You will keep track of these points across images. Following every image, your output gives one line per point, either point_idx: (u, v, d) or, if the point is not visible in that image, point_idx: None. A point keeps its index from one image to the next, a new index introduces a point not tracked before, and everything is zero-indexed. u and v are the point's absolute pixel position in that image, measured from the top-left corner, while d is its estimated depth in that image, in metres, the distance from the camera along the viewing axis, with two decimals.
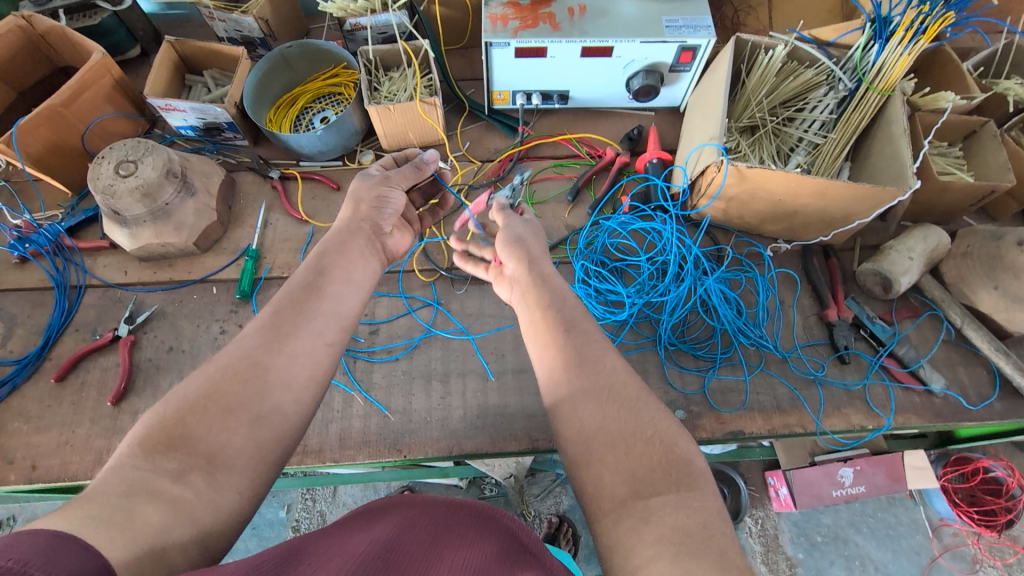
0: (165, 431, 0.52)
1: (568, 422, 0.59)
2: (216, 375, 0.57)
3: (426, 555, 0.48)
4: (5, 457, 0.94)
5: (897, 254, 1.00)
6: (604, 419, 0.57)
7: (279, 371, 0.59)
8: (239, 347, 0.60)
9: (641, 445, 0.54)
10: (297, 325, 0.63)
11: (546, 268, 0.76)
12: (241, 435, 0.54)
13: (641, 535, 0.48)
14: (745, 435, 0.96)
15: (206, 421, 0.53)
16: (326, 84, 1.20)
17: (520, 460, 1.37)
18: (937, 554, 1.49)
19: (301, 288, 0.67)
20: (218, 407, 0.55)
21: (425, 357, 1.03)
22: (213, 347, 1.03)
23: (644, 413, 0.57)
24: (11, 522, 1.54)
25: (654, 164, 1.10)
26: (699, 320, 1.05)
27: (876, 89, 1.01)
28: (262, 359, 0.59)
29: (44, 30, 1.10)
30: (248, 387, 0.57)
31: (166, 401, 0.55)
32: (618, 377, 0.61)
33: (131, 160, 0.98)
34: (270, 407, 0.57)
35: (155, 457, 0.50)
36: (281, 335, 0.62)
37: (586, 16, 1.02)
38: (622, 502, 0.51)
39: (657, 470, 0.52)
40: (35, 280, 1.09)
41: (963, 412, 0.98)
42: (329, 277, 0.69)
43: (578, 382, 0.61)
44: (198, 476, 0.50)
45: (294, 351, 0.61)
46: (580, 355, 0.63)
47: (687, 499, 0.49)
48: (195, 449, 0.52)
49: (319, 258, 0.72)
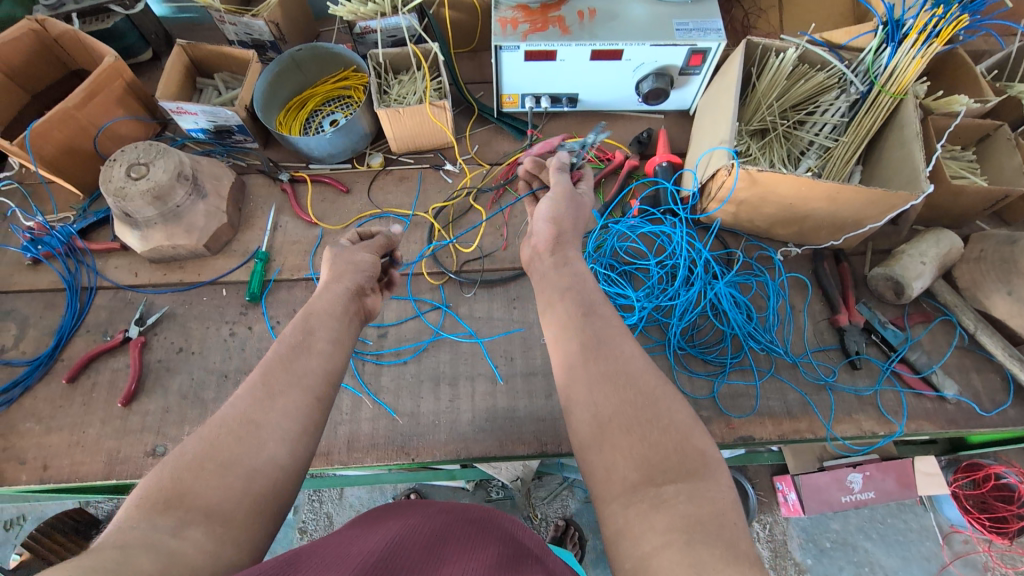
0: (161, 492, 0.50)
1: (581, 410, 0.58)
2: (211, 435, 0.55)
3: (429, 559, 0.48)
4: (17, 457, 0.95)
5: (910, 259, 0.99)
6: (620, 404, 0.56)
7: (273, 426, 0.57)
8: (231, 406, 0.58)
9: (657, 433, 0.54)
10: (285, 382, 0.61)
11: (569, 254, 0.78)
12: (234, 491, 0.52)
13: (651, 522, 0.47)
14: (755, 441, 0.96)
15: (202, 480, 0.52)
16: (336, 87, 1.20)
17: (526, 463, 1.36)
18: (948, 561, 1.48)
19: (290, 347, 0.65)
20: (215, 464, 0.53)
21: (434, 360, 1.03)
22: (222, 348, 1.03)
23: (661, 402, 0.56)
24: (22, 522, 1.55)
25: (664, 167, 1.09)
26: (709, 324, 1.05)
27: (888, 92, 1.00)
28: (255, 415, 0.57)
29: (58, 33, 1.11)
30: (243, 443, 0.55)
31: (162, 465, 0.53)
32: (637, 364, 0.60)
33: (143, 162, 0.99)
34: (262, 462, 0.55)
35: (152, 517, 0.47)
36: (271, 394, 0.60)
37: (595, 19, 1.02)
38: (633, 486, 0.50)
39: (671, 458, 0.52)
40: (47, 282, 1.10)
41: (977, 418, 0.97)
42: (317, 333, 0.68)
43: (593, 367, 0.60)
44: (197, 530, 0.47)
45: (286, 408, 0.59)
46: (598, 338, 0.63)
47: (701, 490, 0.49)
48: (191, 506, 0.49)
49: (308, 312, 0.71)
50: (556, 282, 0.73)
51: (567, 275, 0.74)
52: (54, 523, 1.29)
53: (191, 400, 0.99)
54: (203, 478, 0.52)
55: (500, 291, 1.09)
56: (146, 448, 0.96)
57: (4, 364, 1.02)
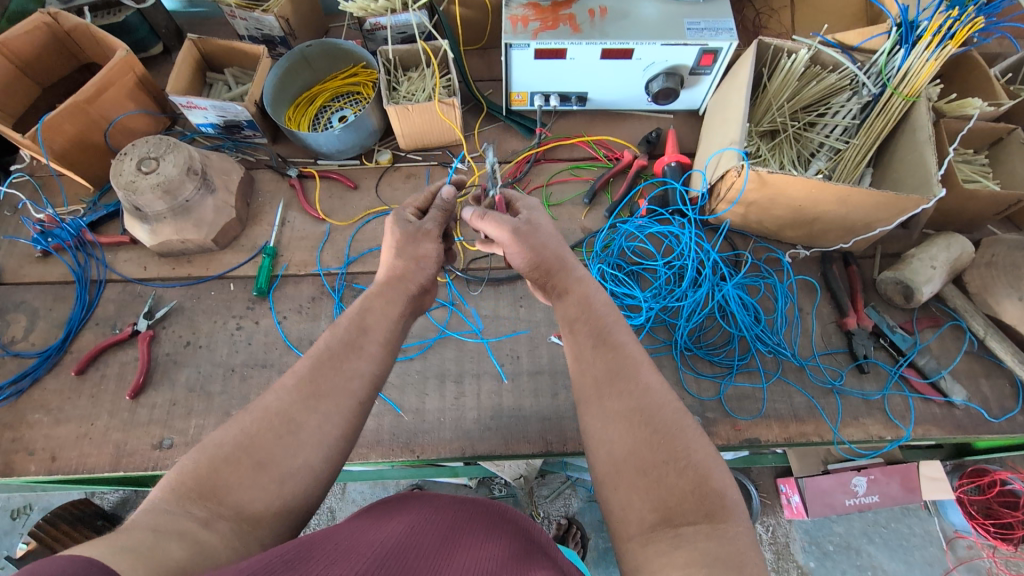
0: (195, 479, 0.52)
1: (597, 447, 0.58)
2: (251, 427, 0.56)
3: (441, 550, 0.48)
4: (26, 448, 0.96)
5: (920, 262, 0.99)
6: (635, 444, 0.56)
7: (313, 429, 0.57)
8: (273, 398, 0.58)
9: (672, 475, 0.53)
10: (333, 384, 0.61)
11: (580, 273, 0.74)
12: (269, 493, 0.53)
13: (671, 558, 0.47)
14: (760, 444, 0.95)
15: (237, 476, 0.53)
16: (345, 83, 1.20)
17: (529, 461, 1.37)
18: (951, 566, 1.47)
19: (342, 345, 0.64)
20: (251, 462, 0.54)
21: (440, 357, 1.03)
22: (229, 342, 1.04)
23: (678, 442, 0.55)
24: (28, 510, 1.56)
25: (672, 167, 1.07)
26: (716, 325, 1.04)
27: (901, 94, 0.99)
28: (287, 412, 0.57)
29: (70, 27, 1.12)
30: (280, 442, 0.56)
31: (195, 450, 0.55)
32: (654, 397, 0.59)
33: (153, 157, 0.99)
34: (297, 466, 0.55)
35: (185, 503, 0.50)
36: (318, 393, 0.59)
37: (606, 18, 1.01)
38: (651, 527, 0.50)
39: (688, 499, 0.51)
40: (57, 274, 1.10)
41: (985, 424, 0.96)
42: (369, 334, 0.67)
43: (608, 403, 0.60)
44: (225, 523, 0.50)
45: (328, 411, 0.59)
46: (611, 370, 0.62)
47: (720, 530, 0.48)
48: (223, 501, 0.51)
49: (362, 309, 0.69)
50: (567, 311, 0.71)
51: (575, 300, 0.72)
52: (61, 513, 1.30)
53: (198, 394, 1.00)
54: (234, 475, 0.53)
55: (507, 289, 1.09)
56: (153, 441, 0.96)
57: (14, 355, 1.03)
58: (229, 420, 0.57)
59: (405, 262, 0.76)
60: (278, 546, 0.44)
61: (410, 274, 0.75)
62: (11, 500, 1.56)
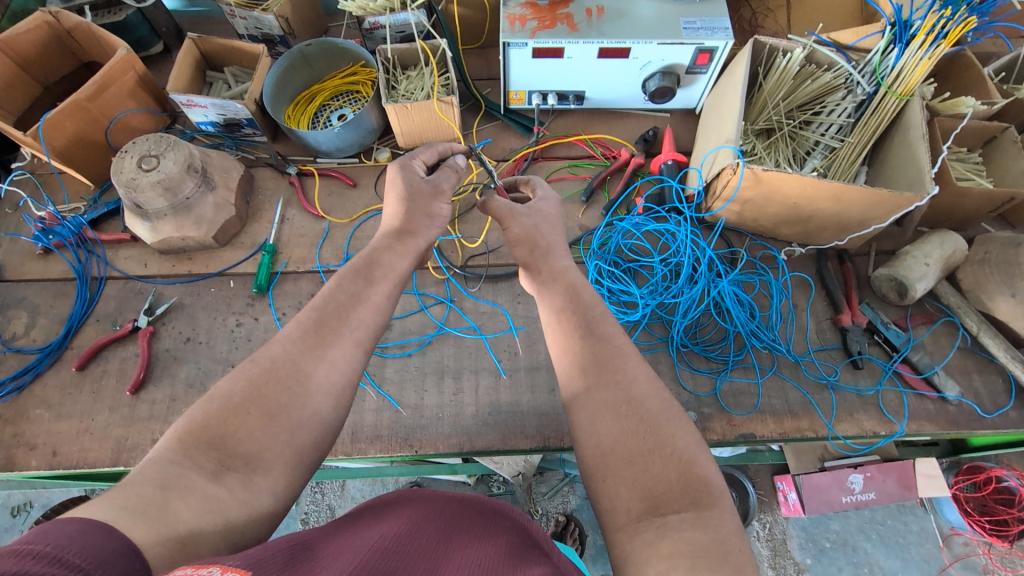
0: (204, 430, 0.52)
1: (586, 436, 0.58)
2: (258, 376, 0.56)
3: (439, 546, 0.49)
4: (27, 442, 0.97)
5: (914, 260, 1.00)
6: (621, 435, 0.56)
7: (320, 378, 0.58)
8: (281, 349, 0.59)
9: (659, 463, 0.54)
10: (339, 333, 0.62)
11: (566, 266, 0.76)
12: (280, 442, 0.54)
13: (656, 548, 0.48)
14: (756, 438, 0.96)
15: (247, 426, 0.53)
16: (344, 82, 1.21)
17: (527, 459, 1.38)
18: (947, 563, 1.48)
19: (346, 295, 0.65)
20: (261, 412, 0.54)
21: (438, 353, 1.04)
22: (229, 339, 1.05)
23: (665, 429, 0.56)
24: (28, 509, 1.57)
25: (670, 165, 1.09)
26: (712, 322, 1.05)
27: (894, 93, 1.00)
28: (303, 365, 0.58)
29: (71, 25, 1.13)
30: (289, 392, 0.56)
31: (201, 400, 0.55)
32: (640, 388, 0.60)
33: (153, 154, 1.00)
34: (307, 415, 0.56)
35: (193, 454, 0.50)
36: (322, 342, 0.60)
37: (603, 17, 1.02)
38: (638, 516, 0.51)
39: (675, 489, 0.52)
40: (58, 271, 1.11)
41: (977, 420, 0.97)
42: (375, 285, 0.68)
43: (597, 395, 0.60)
44: (234, 476, 0.50)
45: (335, 359, 0.60)
46: (599, 361, 0.63)
47: (704, 518, 0.49)
48: (233, 451, 0.52)
49: (371, 258, 0.70)
50: (551, 301, 0.72)
51: (560, 289, 0.73)
52: (62, 509, 1.31)
53: (198, 389, 1.00)
54: (247, 424, 0.53)
55: (504, 286, 1.10)
56: (154, 436, 0.97)
57: (15, 352, 1.04)
58: (234, 370, 0.57)
59: (419, 224, 0.77)
60: (278, 539, 0.45)
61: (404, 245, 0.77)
62: (11, 498, 1.57)
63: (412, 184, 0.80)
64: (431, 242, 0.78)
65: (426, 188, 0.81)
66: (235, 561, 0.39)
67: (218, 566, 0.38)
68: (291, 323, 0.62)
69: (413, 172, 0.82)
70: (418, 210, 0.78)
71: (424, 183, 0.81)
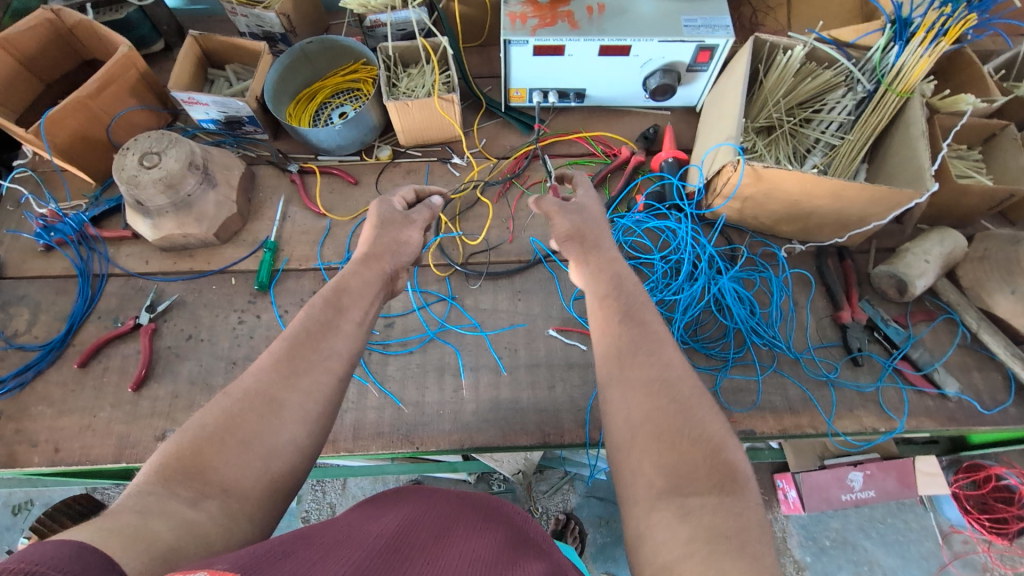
0: (179, 461, 0.52)
1: (615, 410, 0.59)
2: (231, 406, 0.57)
3: (437, 541, 0.49)
4: (28, 439, 0.97)
5: (913, 256, 1.00)
6: (653, 410, 0.57)
7: (295, 406, 0.58)
8: (252, 380, 0.59)
9: (689, 443, 0.54)
10: (311, 362, 0.62)
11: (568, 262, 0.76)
12: (256, 470, 0.54)
13: (675, 531, 0.48)
14: (756, 435, 0.97)
15: (221, 455, 0.53)
16: (345, 80, 1.21)
17: (528, 457, 1.38)
18: (947, 561, 1.48)
19: (316, 323, 0.65)
20: (234, 441, 0.55)
21: (439, 350, 1.04)
22: (231, 336, 1.05)
23: (696, 412, 0.57)
24: (29, 506, 1.57)
25: (670, 163, 1.10)
26: (713, 318, 1.05)
27: (894, 91, 1.01)
28: (275, 393, 0.58)
29: (72, 23, 1.13)
30: (264, 420, 0.56)
31: (177, 434, 0.55)
32: (676, 371, 0.60)
33: (155, 151, 1.00)
34: (282, 443, 0.56)
35: (171, 485, 0.50)
36: (296, 371, 0.61)
37: (604, 15, 1.02)
38: (659, 493, 0.51)
39: (701, 470, 0.52)
40: (60, 268, 1.11)
41: (977, 416, 0.97)
42: (346, 314, 0.68)
43: (631, 372, 0.61)
44: (214, 503, 0.50)
45: (309, 387, 0.60)
46: (635, 343, 0.63)
47: (727, 504, 0.49)
48: (210, 480, 0.52)
49: (339, 285, 0.71)
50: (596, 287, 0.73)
51: (606, 277, 0.74)
52: (64, 505, 1.32)
53: (200, 386, 1.01)
54: (222, 454, 0.54)
55: (505, 283, 1.10)
56: (156, 433, 0.97)
57: (17, 348, 1.04)
58: (208, 405, 0.58)
59: (391, 246, 0.79)
60: (279, 535, 0.45)
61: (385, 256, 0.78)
62: (13, 496, 1.57)
63: (386, 215, 0.83)
64: (399, 268, 0.79)
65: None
66: (234, 560, 0.40)
67: (205, 570, 0.37)
68: (262, 357, 0.62)
69: (391, 204, 0.85)
70: (390, 239, 0.80)
71: (397, 213, 0.83)
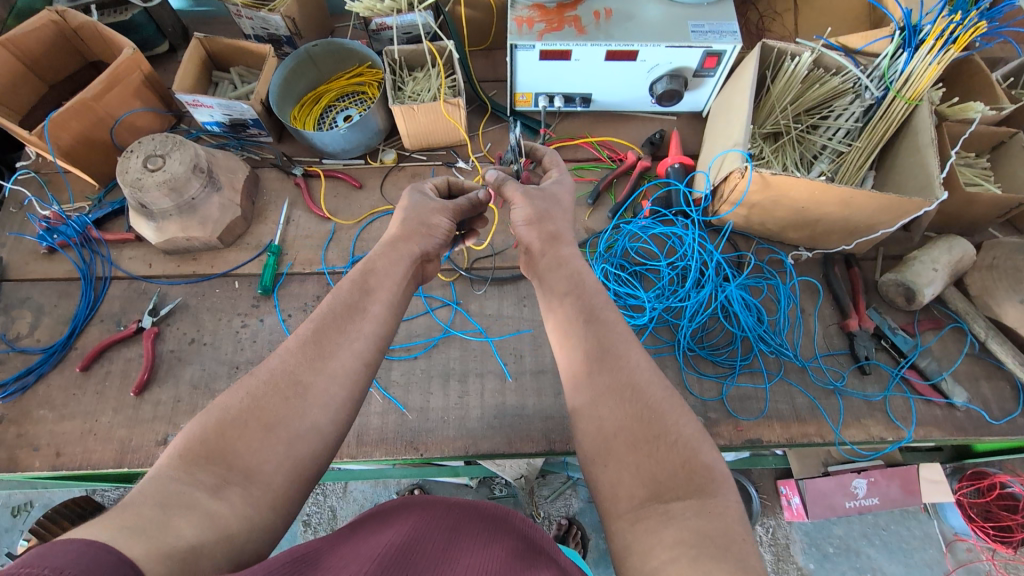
0: (203, 446, 0.52)
1: (588, 422, 0.59)
2: (257, 390, 0.56)
3: (444, 554, 0.49)
4: (30, 443, 0.96)
5: (921, 265, 0.99)
6: (625, 420, 0.56)
7: (321, 390, 0.58)
8: (279, 361, 0.59)
9: (665, 449, 0.53)
10: (337, 345, 0.61)
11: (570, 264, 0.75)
12: (279, 454, 0.54)
13: (660, 536, 0.47)
14: (762, 444, 0.96)
15: (245, 439, 0.53)
16: (350, 83, 1.20)
17: (530, 462, 1.38)
18: (951, 569, 1.47)
19: (344, 306, 0.65)
20: (259, 424, 0.54)
21: (444, 356, 1.03)
22: (234, 340, 1.04)
23: (668, 417, 0.56)
24: (29, 509, 1.56)
25: (677, 168, 1.09)
26: (719, 326, 1.05)
27: (903, 98, 0.99)
28: (303, 377, 0.58)
29: (77, 24, 1.13)
30: (288, 404, 0.56)
31: (201, 416, 0.55)
32: (644, 374, 0.60)
33: (159, 154, 1.00)
34: (305, 428, 0.55)
35: (194, 470, 0.50)
36: (322, 354, 0.60)
37: (611, 20, 1.02)
38: (641, 503, 0.51)
39: (678, 475, 0.51)
40: (63, 271, 1.11)
41: (985, 426, 0.97)
42: (373, 296, 0.67)
43: (597, 381, 0.60)
44: (235, 490, 0.50)
45: (335, 371, 0.59)
46: (602, 347, 0.63)
47: (709, 505, 0.49)
48: (232, 465, 0.51)
49: (367, 268, 0.70)
50: (557, 284, 0.72)
51: (564, 275, 0.72)
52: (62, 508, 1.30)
53: (202, 391, 1.00)
54: (245, 438, 0.53)
55: (510, 289, 1.09)
56: (158, 438, 0.97)
57: (20, 351, 1.04)
58: (237, 384, 0.58)
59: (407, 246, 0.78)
60: (280, 556, 0.44)
61: (419, 240, 0.77)
62: (11, 498, 1.56)
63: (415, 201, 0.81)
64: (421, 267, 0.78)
65: (432, 206, 0.81)
66: None
67: None
68: (291, 338, 0.62)
69: (425, 193, 0.83)
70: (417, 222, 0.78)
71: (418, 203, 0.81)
